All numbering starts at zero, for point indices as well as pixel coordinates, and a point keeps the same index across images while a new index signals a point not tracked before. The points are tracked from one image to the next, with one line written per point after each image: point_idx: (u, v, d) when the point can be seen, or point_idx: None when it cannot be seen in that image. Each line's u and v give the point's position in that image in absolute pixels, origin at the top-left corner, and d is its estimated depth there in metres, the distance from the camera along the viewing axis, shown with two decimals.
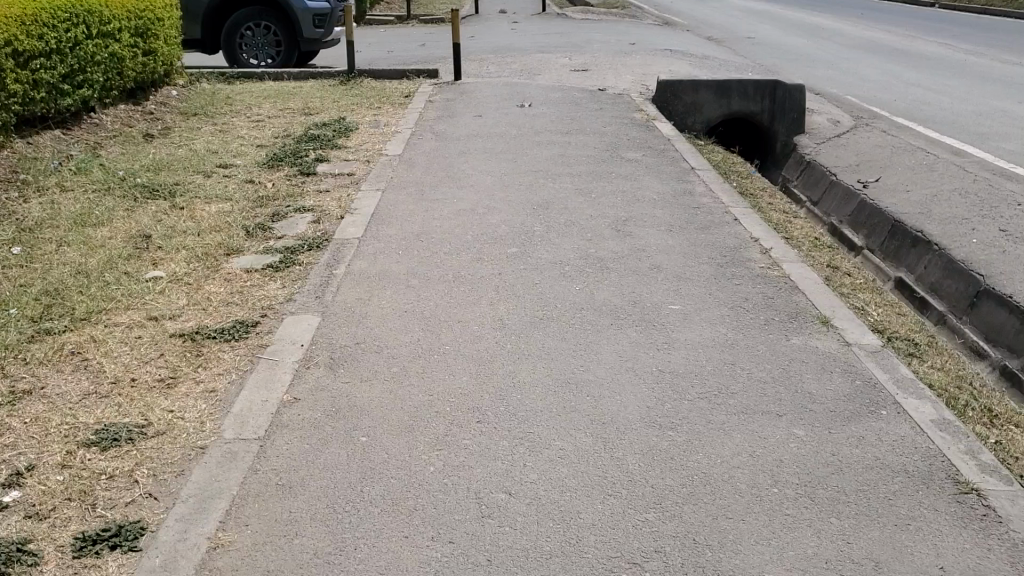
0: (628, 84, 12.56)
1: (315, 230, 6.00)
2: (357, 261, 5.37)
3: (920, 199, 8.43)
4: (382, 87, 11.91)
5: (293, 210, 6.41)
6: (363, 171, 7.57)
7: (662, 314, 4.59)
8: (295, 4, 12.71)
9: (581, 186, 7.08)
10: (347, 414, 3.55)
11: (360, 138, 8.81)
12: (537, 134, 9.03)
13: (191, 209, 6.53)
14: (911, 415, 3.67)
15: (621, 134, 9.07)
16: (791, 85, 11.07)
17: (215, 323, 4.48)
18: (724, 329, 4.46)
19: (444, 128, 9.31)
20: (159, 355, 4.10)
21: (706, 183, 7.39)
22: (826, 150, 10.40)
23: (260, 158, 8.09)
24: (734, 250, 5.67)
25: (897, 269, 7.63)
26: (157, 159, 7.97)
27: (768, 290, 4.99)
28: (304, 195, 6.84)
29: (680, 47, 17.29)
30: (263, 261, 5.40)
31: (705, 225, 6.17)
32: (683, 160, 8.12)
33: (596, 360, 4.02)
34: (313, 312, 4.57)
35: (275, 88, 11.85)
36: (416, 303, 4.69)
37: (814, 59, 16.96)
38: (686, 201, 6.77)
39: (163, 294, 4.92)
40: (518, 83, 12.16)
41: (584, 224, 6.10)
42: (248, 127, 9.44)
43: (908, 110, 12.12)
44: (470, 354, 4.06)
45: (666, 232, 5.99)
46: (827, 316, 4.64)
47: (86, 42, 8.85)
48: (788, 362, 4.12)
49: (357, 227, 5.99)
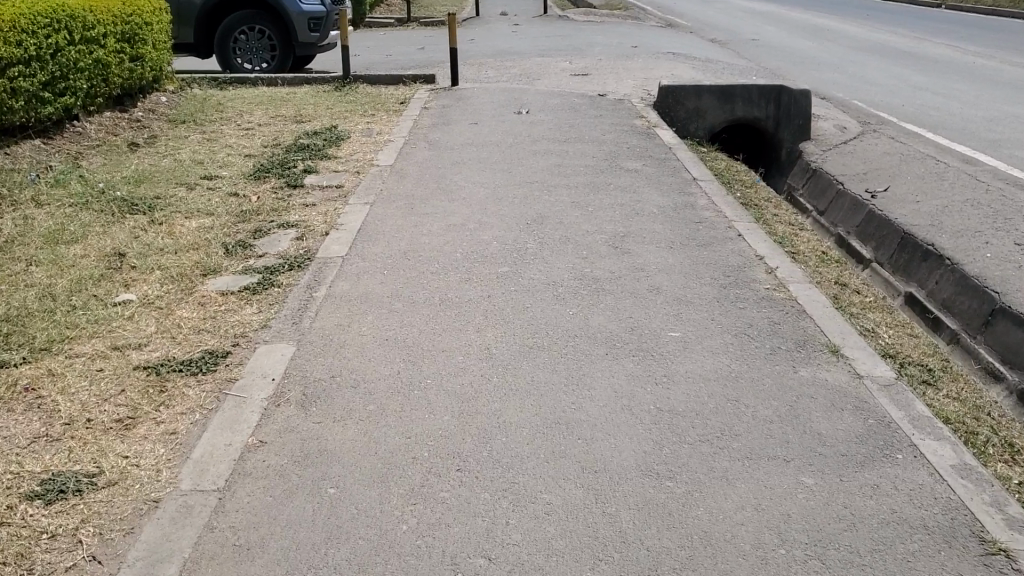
0: (629, 89, 12.27)
1: (298, 247, 5.72)
2: (339, 281, 5.09)
3: (930, 210, 8.14)
4: (378, 93, 11.63)
5: (276, 225, 6.13)
6: (352, 183, 7.29)
7: (661, 342, 4.30)
8: (289, 7, 12.41)
9: (578, 199, 6.79)
10: (316, 460, 3.26)
11: (351, 147, 8.53)
12: (534, 142, 8.75)
13: (170, 225, 6.26)
14: (929, 459, 3.37)
15: (621, 142, 8.79)
16: (796, 91, 10.78)
17: (185, 353, 4.20)
18: (727, 359, 4.16)
19: (438, 136, 9.03)
20: (120, 392, 3.82)
21: (708, 195, 7.10)
22: (833, 158, 10.10)
23: (247, 168, 7.81)
24: (738, 269, 5.39)
25: (907, 284, 7.34)
26: (140, 170, 7.70)
27: (773, 315, 4.70)
28: (289, 209, 6.56)
29: (683, 50, 16.99)
30: (241, 282, 5.12)
31: (707, 242, 5.89)
32: (684, 170, 7.83)
33: (589, 397, 3.72)
34: (288, 340, 4.28)
35: (267, 94, 11.57)
36: (398, 330, 4.40)
37: (820, 62, 16.67)
38: (687, 215, 6.49)
39: (131, 320, 4.64)
40: (517, 89, 11.87)
41: (580, 240, 5.82)
42: (237, 136, 9.17)
43: (917, 115, 11.83)
44: (453, 388, 3.77)
45: (666, 250, 5.70)
46: (837, 345, 4.35)
47: (69, 48, 8.59)
48: (795, 397, 3.82)
49: (342, 245, 5.71)
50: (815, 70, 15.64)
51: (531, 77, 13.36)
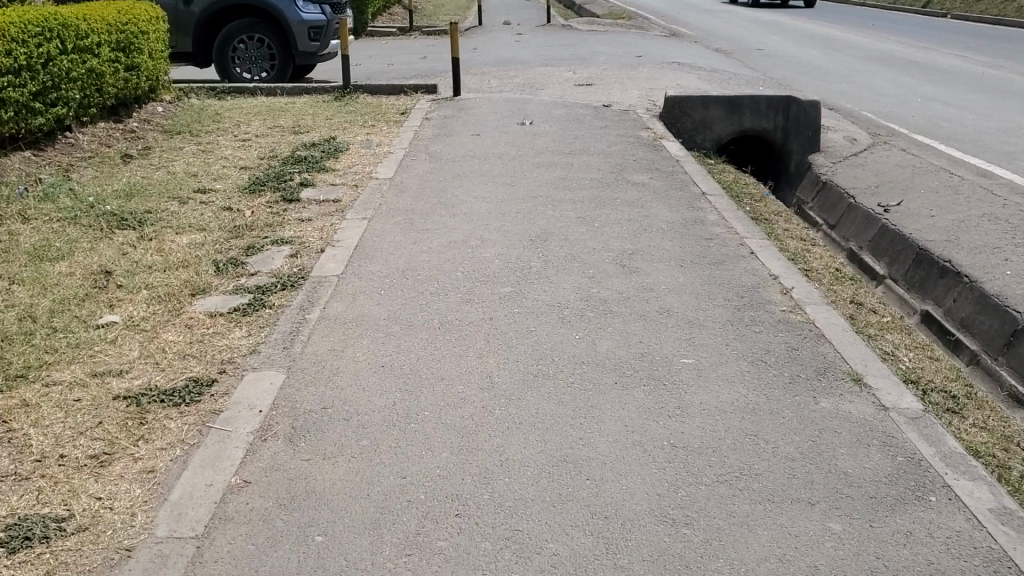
0: (634, 99, 12.04)
1: (292, 265, 5.48)
2: (333, 302, 4.85)
3: (946, 225, 7.89)
4: (378, 103, 11.41)
5: (270, 242, 5.89)
6: (350, 197, 7.06)
7: (673, 370, 4.05)
8: (289, 16, 12.18)
9: (584, 214, 6.56)
10: (303, 504, 3.02)
11: (350, 159, 8.31)
12: (538, 155, 8.52)
13: (160, 241, 6.03)
14: (965, 502, 3.13)
15: (628, 155, 8.55)
16: (806, 102, 10.52)
17: (168, 382, 3.97)
18: (744, 389, 3.92)
19: (440, 148, 8.80)
20: (96, 425, 3.57)
21: (718, 209, 6.87)
22: (843, 171, 9.87)
23: (242, 181, 7.58)
24: (752, 290, 5.15)
25: (924, 302, 7.09)
26: (132, 183, 7.48)
27: (790, 341, 4.46)
28: (285, 224, 6.33)
29: (688, 60, 16.77)
30: (231, 303, 4.89)
31: (718, 260, 5.65)
32: (693, 184, 7.59)
33: (598, 431, 3.48)
34: (278, 366, 4.05)
35: (266, 104, 11.35)
36: (394, 356, 4.16)
37: (827, 72, 16.45)
38: (697, 231, 6.25)
39: (114, 344, 4.41)
40: (520, 99, 11.66)
41: (586, 258, 5.58)
42: (233, 147, 8.94)
43: (928, 127, 11.60)
44: (452, 422, 3.53)
45: (676, 268, 5.46)
46: (859, 374, 4.11)
47: (61, 58, 8.38)
48: (818, 432, 3.58)
49: (337, 263, 5.47)
50: (822, 81, 15.42)
51: (535, 87, 13.14)
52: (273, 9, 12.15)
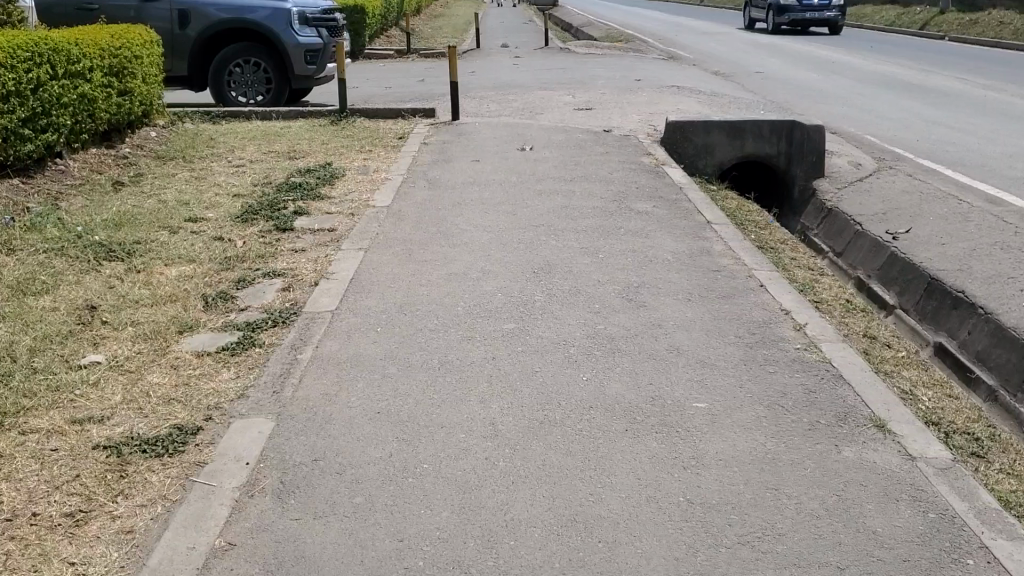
0: (635, 124, 11.87)
1: (284, 299, 5.27)
2: (327, 339, 4.64)
3: (958, 254, 7.70)
4: (375, 128, 11.23)
5: (262, 274, 5.68)
6: (346, 225, 6.85)
7: (686, 416, 3.82)
8: (285, 38, 12.07)
9: (587, 244, 6.35)
10: (294, 570, 2.81)
11: (346, 186, 8.10)
12: (539, 181, 8.32)
13: (149, 273, 5.82)
14: (1005, 565, 2.91)
15: (630, 182, 8.37)
16: (809, 126, 10.33)
17: (151, 429, 3.74)
18: (761, 437, 3.70)
19: (437, 174, 8.61)
20: (74, 478, 3.35)
21: (725, 239, 6.67)
22: (849, 197, 9.68)
23: (234, 209, 7.38)
24: (764, 325, 4.94)
25: (937, 334, 6.88)
26: (121, 212, 7.27)
27: (806, 382, 4.24)
28: (277, 256, 6.12)
29: (688, 83, 16.64)
30: (219, 342, 4.67)
31: (728, 294, 5.44)
32: (698, 212, 7.40)
33: (608, 485, 3.27)
34: (267, 413, 3.83)
35: (261, 128, 11.17)
36: (391, 399, 3.95)
37: (828, 95, 16.31)
38: (704, 262, 6.04)
39: (95, 386, 4.18)
40: (520, 124, 11.48)
41: (590, 291, 5.37)
42: (227, 174, 8.74)
43: (934, 151, 11.43)
44: (452, 476, 3.32)
45: (684, 302, 5.25)
46: (882, 420, 3.90)
47: (51, 83, 8.19)
48: (841, 485, 3.37)
49: (331, 297, 5.25)
50: (823, 104, 15.27)
51: (534, 111, 12.97)
52: (269, 33, 12.01)
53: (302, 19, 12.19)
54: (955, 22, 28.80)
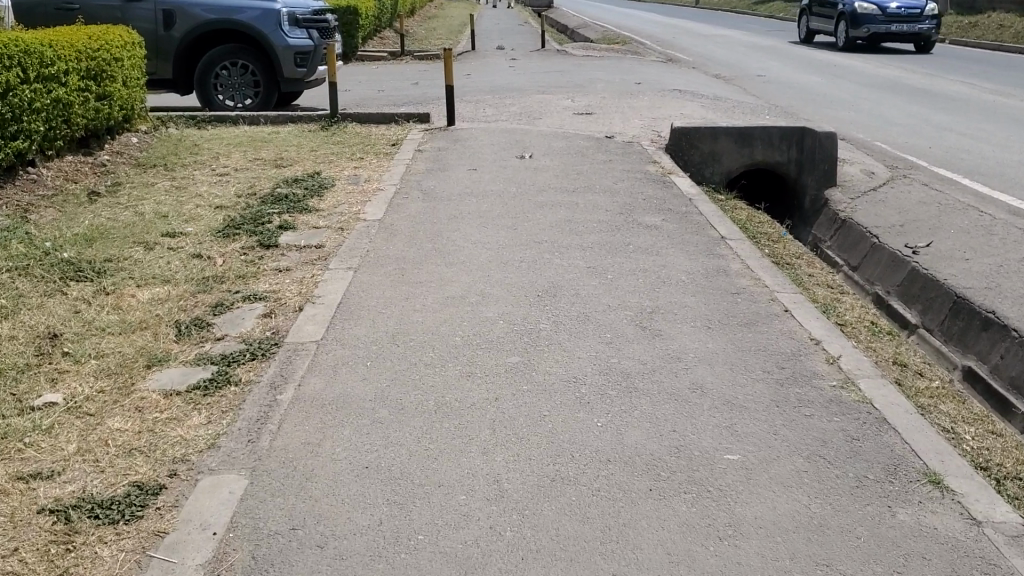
0: (638, 130, 11.41)
1: (265, 327, 4.80)
2: (311, 376, 4.16)
3: (984, 271, 7.27)
4: (368, 133, 10.77)
5: (242, 298, 5.20)
6: (335, 242, 6.39)
7: (718, 471, 3.36)
8: (275, 40, 11.57)
9: (594, 263, 5.90)
10: None
11: (336, 197, 7.65)
12: (540, 192, 7.87)
13: (119, 297, 5.35)
14: None
15: (637, 192, 7.91)
16: (821, 134, 9.90)
17: (106, 487, 3.28)
18: (804, 497, 3.25)
19: (432, 184, 8.16)
20: (11, 552, 2.88)
21: (741, 257, 6.22)
22: (864, 208, 9.23)
23: (216, 223, 6.91)
24: (793, 358, 4.48)
25: (967, 357, 6.44)
26: (94, 225, 6.79)
27: (847, 428, 3.78)
28: (260, 276, 5.65)
29: (689, 86, 16.18)
30: (190, 379, 4.21)
31: (750, 321, 4.99)
32: (710, 227, 6.94)
33: (633, 563, 2.81)
34: (239, 468, 3.37)
35: (249, 133, 10.70)
36: (381, 450, 3.48)
37: (832, 100, 15.89)
38: (722, 284, 5.59)
39: (48, 433, 3.70)
40: (518, 130, 11.02)
41: (600, 318, 4.91)
42: (210, 184, 8.27)
43: (948, 159, 10.99)
44: (452, 552, 2.86)
45: (704, 331, 4.79)
46: (938, 474, 3.45)
47: (22, 87, 7.71)
48: (900, 560, 2.92)
49: (317, 324, 4.79)
50: (828, 109, 14.83)
51: (532, 116, 12.51)
52: (258, 34, 11.54)
53: (292, 20, 11.72)
54: (953, 25, 28.49)
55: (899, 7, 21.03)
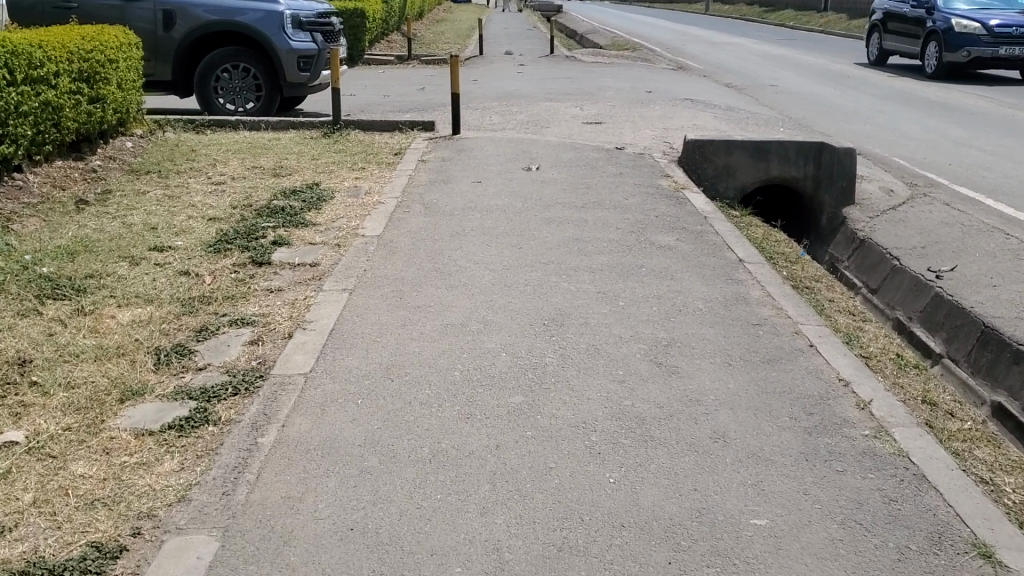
0: (649, 142, 11.06)
1: (251, 355, 4.45)
2: (297, 415, 3.82)
3: (1013, 300, 6.91)
4: (370, 141, 10.44)
5: (228, 322, 4.86)
6: (330, 259, 6.05)
7: (743, 541, 3.02)
8: (277, 43, 11.24)
9: (605, 287, 5.55)
10: None
11: (335, 210, 7.31)
12: (548, 208, 7.53)
13: (97, 318, 5.01)
14: None
15: (649, 209, 7.57)
16: (840, 150, 9.55)
17: (60, 548, 2.94)
18: (839, 573, 2.90)
19: (436, 197, 7.83)
20: None
21: (761, 283, 5.87)
22: (883, 227, 8.88)
23: (207, 236, 6.58)
24: (822, 403, 4.13)
25: (997, 391, 6.09)
26: (79, 237, 6.46)
27: (883, 487, 3.43)
28: (249, 297, 5.31)
29: (701, 96, 15.83)
30: (165, 416, 3.87)
31: (773, 358, 4.64)
32: (726, 249, 6.59)
33: None
34: (210, 528, 3.03)
35: (248, 139, 10.37)
36: (369, 508, 3.14)
37: (847, 112, 15.53)
38: (741, 314, 5.24)
39: (5, 478, 3.37)
40: (526, 140, 10.68)
41: (611, 351, 4.56)
42: (204, 193, 7.93)
43: (969, 177, 10.63)
44: None
45: (725, 369, 4.44)
46: (987, 545, 3.10)
47: (8, 89, 7.40)
48: None
49: (307, 353, 4.44)
50: (843, 122, 14.47)
51: (541, 125, 12.17)
52: (260, 36, 11.20)
53: (295, 23, 11.39)
54: None
55: (1002, 24, 17.22)
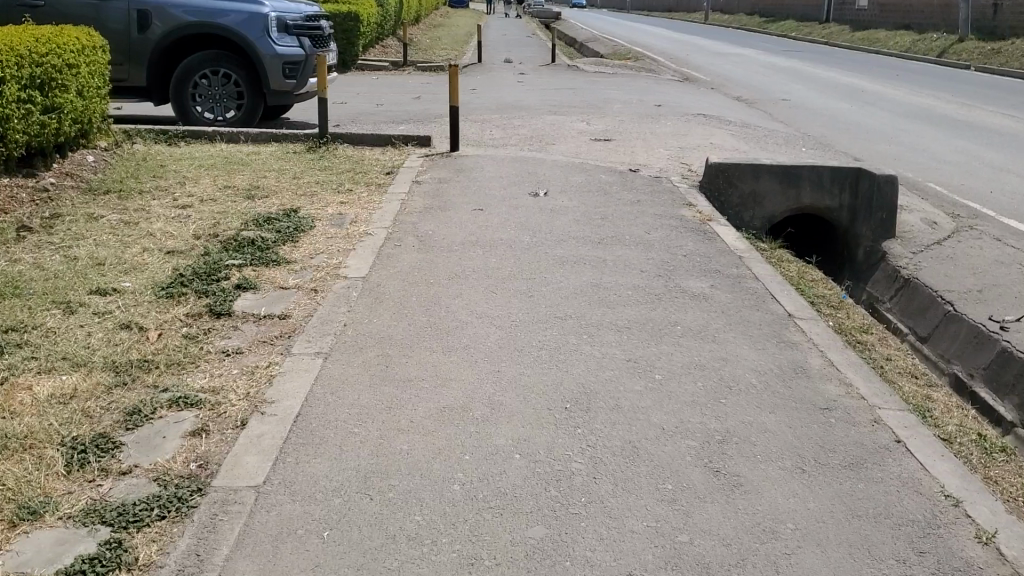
0: (665, 163, 10.11)
1: (189, 457, 3.48)
2: (242, 558, 2.86)
3: None
4: (360, 158, 9.46)
5: (167, 403, 3.88)
6: (303, 308, 5.07)
7: None
8: (261, 48, 10.24)
9: (636, 352, 4.58)
10: None
11: (313, 242, 6.34)
12: (559, 243, 6.56)
13: (7, 391, 4.01)
14: None
15: (675, 246, 6.61)
16: (880, 177, 8.60)
17: None
18: None
19: (430, 228, 6.86)
20: None
21: (819, 346, 4.90)
22: (931, 264, 7.92)
23: (162, 275, 5.60)
24: (931, 538, 3.18)
25: None
26: (8, 275, 5.46)
27: None
28: (199, 365, 4.34)
29: (714, 111, 14.90)
30: (67, 551, 2.89)
31: (856, 461, 3.68)
32: (770, 298, 5.62)
33: None
34: None
35: (225, 153, 9.39)
36: None
37: (870, 130, 14.58)
38: (805, 393, 4.25)
39: None
40: (531, 158, 9.72)
41: (653, 450, 3.58)
42: (166, 218, 6.96)
43: (1017, 208, 9.68)
44: None
45: (797, 481, 3.48)
46: None
47: None
48: None
49: (264, 455, 3.47)
50: (867, 141, 13.53)
51: (546, 141, 11.21)
52: (242, 40, 10.21)
53: (281, 26, 10.40)
54: (976, 51, 28.38)
55: None
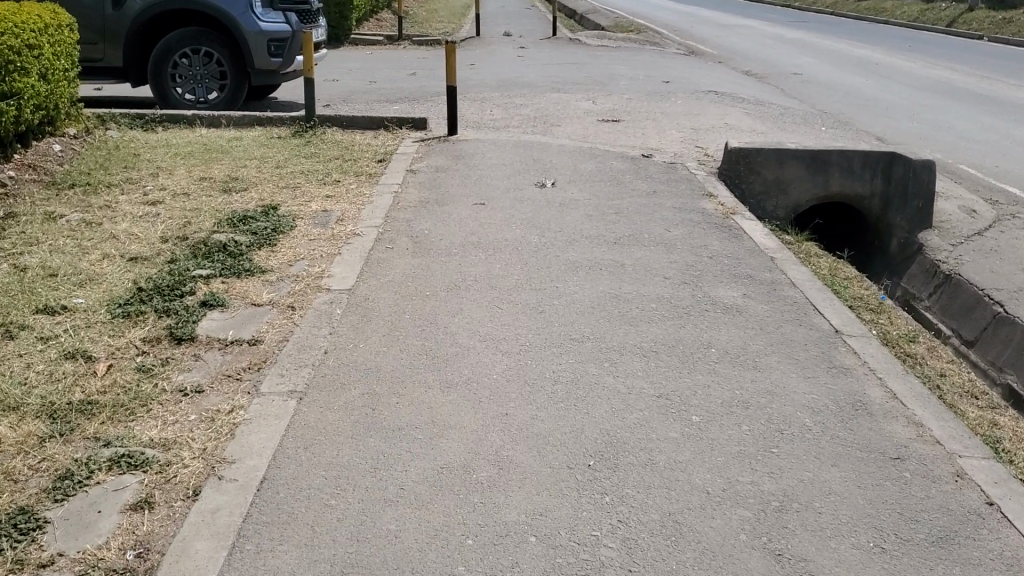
0: (681, 146, 9.38)
1: (126, 544, 2.80)
2: None
3: None
4: (351, 143, 8.75)
5: (106, 465, 3.19)
6: (278, 330, 4.39)
7: None
8: (243, 25, 9.47)
9: (667, 386, 3.90)
10: None
11: (294, 245, 5.66)
12: (569, 244, 5.87)
13: None
14: None
15: (700, 246, 5.92)
16: (917, 163, 7.88)
17: None
18: None
19: (426, 226, 6.17)
20: None
21: (876, 371, 4.21)
22: (976, 257, 7.21)
23: (122, 288, 4.91)
24: None
25: None
26: None
27: None
28: (150, 408, 3.65)
29: (726, 87, 14.13)
30: None
31: (946, 534, 3.01)
32: (811, 309, 4.94)
33: None
34: None
35: (205, 139, 8.68)
36: None
37: (890, 107, 13.83)
38: (871, 439, 3.57)
39: None
40: (535, 142, 9.01)
41: (697, 529, 2.90)
42: (133, 216, 6.26)
43: None
44: None
45: (879, 567, 2.80)
46: None
47: None
48: None
49: (221, 540, 2.80)
50: (888, 119, 12.79)
51: (551, 122, 10.47)
52: (224, 16, 9.45)
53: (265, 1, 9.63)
54: (988, 21, 27.53)
55: None
